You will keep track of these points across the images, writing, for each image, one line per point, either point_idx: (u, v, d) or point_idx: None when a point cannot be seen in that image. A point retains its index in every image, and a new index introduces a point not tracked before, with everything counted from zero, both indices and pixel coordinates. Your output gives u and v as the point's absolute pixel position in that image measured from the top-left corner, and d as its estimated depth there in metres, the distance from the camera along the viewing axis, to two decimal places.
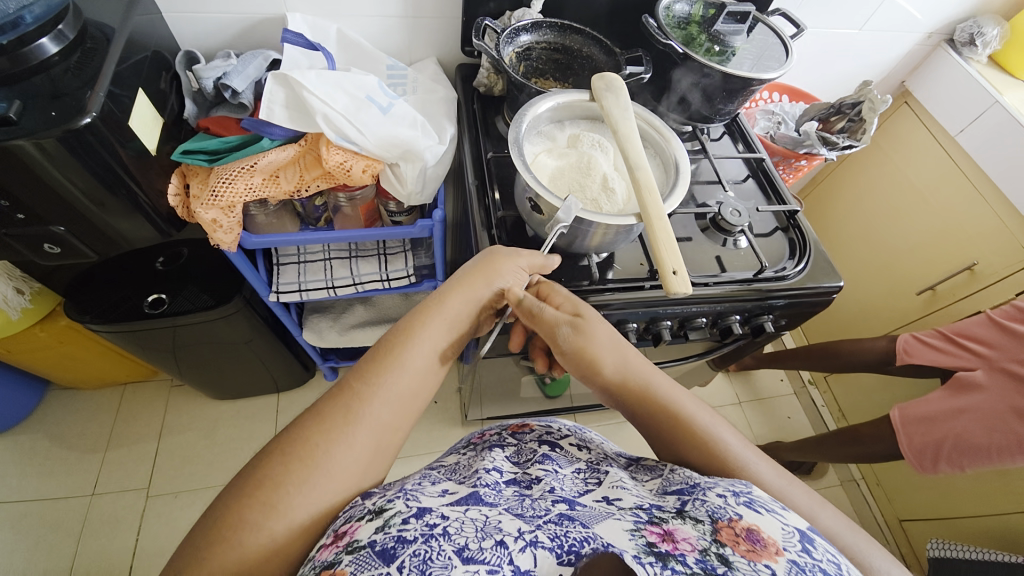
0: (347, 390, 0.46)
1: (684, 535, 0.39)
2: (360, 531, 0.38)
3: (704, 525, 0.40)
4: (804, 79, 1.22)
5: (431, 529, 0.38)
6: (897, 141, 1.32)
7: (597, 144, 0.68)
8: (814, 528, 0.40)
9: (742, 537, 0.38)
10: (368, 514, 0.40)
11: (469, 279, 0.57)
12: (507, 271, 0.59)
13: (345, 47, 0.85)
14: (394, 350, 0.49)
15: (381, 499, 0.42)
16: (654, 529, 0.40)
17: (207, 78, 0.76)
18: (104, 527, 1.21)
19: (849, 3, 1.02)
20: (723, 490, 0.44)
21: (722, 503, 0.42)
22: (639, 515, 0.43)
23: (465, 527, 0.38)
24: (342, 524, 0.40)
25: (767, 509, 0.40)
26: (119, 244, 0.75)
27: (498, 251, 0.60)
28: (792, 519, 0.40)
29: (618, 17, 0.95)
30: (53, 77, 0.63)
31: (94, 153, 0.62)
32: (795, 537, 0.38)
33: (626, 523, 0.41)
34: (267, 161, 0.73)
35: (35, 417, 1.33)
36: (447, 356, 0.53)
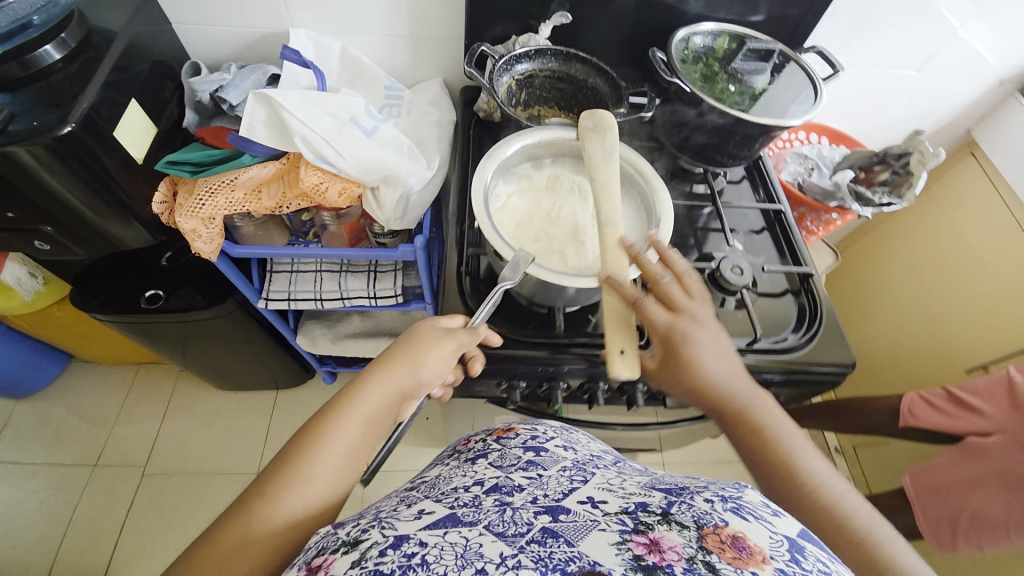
0: (245, 505, 0.41)
1: (670, 543, 0.36)
2: (336, 565, 0.36)
3: (689, 531, 0.37)
4: (852, 121, 1.10)
5: (409, 559, 0.35)
6: (957, 196, 1.17)
7: (578, 189, 0.63)
8: (807, 534, 0.36)
9: (730, 544, 0.35)
10: (344, 547, 0.38)
11: (388, 366, 0.49)
12: (435, 357, 0.51)
13: (347, 64, 0.85)
14: (301, 456, 0.44)
15: (356, 529, 0.40)
16: (640, 538, 0.37)
17: (202, 91, 0.78)
18: (99, 499, 1.25)
19: (902, 41, 0.91)
20: (712, 494, 0.41)
21: (709, 508, 0.39)
22: (624, 522, 0.39)
23: (445, 554, 0.36)
24: (315, 558, 0.38)
25: (755, 518, 0.38)
26: (106, 245, 0.77)
27: (427, 330, 0.53)
28: (781, 525, 0.37)
29: (636, 46, 0.89)
30: (51, 84, 0.65)
31: (79, 160, 0.64)
32: (784, 546, 0.35)
33: (611, 534, 0.38)
34: (247, 177, 0.73)
35: (55, 386, 1.40)
36: (367, 454, 0.47)
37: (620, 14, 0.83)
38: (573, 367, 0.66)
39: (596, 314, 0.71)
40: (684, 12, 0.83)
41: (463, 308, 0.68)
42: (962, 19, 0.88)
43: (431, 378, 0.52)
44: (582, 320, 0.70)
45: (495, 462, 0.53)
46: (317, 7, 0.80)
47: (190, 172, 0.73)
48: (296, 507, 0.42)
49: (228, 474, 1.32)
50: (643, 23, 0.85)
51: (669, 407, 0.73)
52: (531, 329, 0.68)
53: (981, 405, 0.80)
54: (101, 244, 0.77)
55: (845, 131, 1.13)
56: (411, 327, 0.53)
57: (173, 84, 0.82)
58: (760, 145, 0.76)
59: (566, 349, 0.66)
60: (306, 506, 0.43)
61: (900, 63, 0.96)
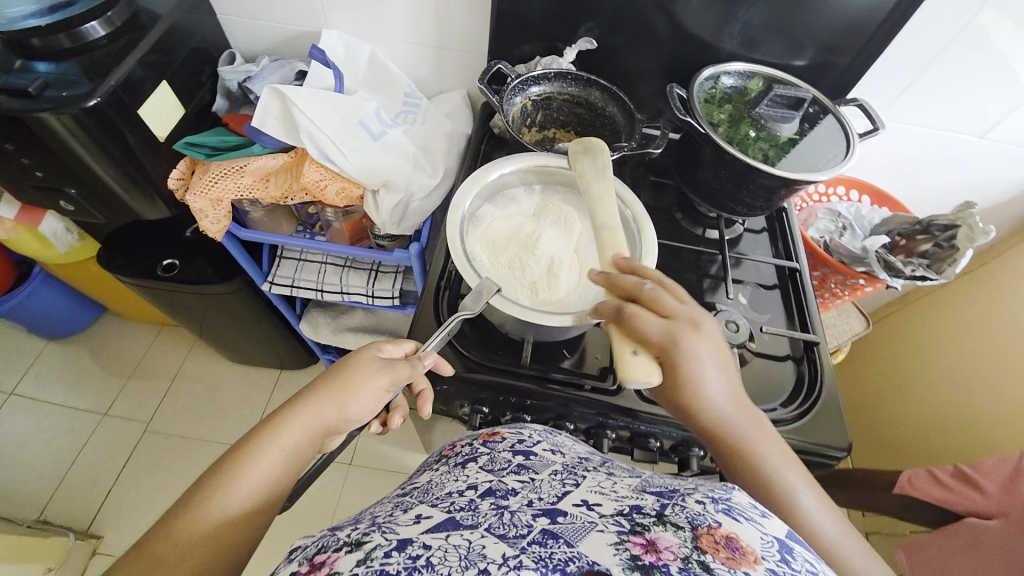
0: (144, 551, 0.38)
1: (666, 543, 0.35)
2: (341, 562, 0.35)
3: (684, 532, 0.36)
4: (900, 181, 1.01)
5: (414, 561, 0.34)
6: (1015, 279, 1.05)
7: (563, 219, 0.61)
8: (794, 535, 0.36)
9: (723, 544, 0.34)
10: (346, 545, 0.37)
11: (315, 399, 0.49)
12: (368, 390, 0.51)
13: (374, 68, 0.86)
14: (208, 494, 0.41)
15: (356, 532, 0.39)
16: (637, 538, 0.36)
17: (230, 80, 0.82)
18: (102, 446, 1.32)
19: (967, 102, 0.83)
20: (702, 495, 0.40)
21: (701, 509, 0.38)
22: (620, 523, 0.39)
23: (448, 555, 0.35)
24: (317, 554, 0.37)
25: (746, 518, 0.37)
26: (123, 212, 0.81)
27: (364, 361, 0.52)
28: (770, 525, 0.37)
29: (665, 79, 0.86)
30: (93, 58, 0.70)
31: (103, 132, 0.68)
32: (773, 547, 0.35)
33: (608, 535, 0.37)
34: (256, 165, 0.76)
35: (85, 334, 1.51)
36: (284, 488, 0.45)
37: (651, 44, 0.81)
38: (537, 402, 0.64)
39: (572, 351, 0.68)
40: (719, 49, 0.80)
41: (435, 322, 0.66)
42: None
43: (362, 413, 0.51)
44: (555, 355, 0.67)
45: (485, 466, 0.52)
46: (351, 11, 0.83)
47: (205, 154, 0.76)
48: (202, 549, 0.39)
49: (220, 443, 1.36)
50: (674, 57, 0.82)
51: (636, 459, 0.68)
52: (499, 355, 0.66)
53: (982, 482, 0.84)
54: (120, 210, 0.81)
55: (891, 191, 1.04)
56: (343, 359, 0.52)
57: (211, 70, 0.86)
58: (779, 198, 0.71)
59: (531, 382, 0.64)
60: (211, 549, 0.39)
61: (958, 126, 0.87)
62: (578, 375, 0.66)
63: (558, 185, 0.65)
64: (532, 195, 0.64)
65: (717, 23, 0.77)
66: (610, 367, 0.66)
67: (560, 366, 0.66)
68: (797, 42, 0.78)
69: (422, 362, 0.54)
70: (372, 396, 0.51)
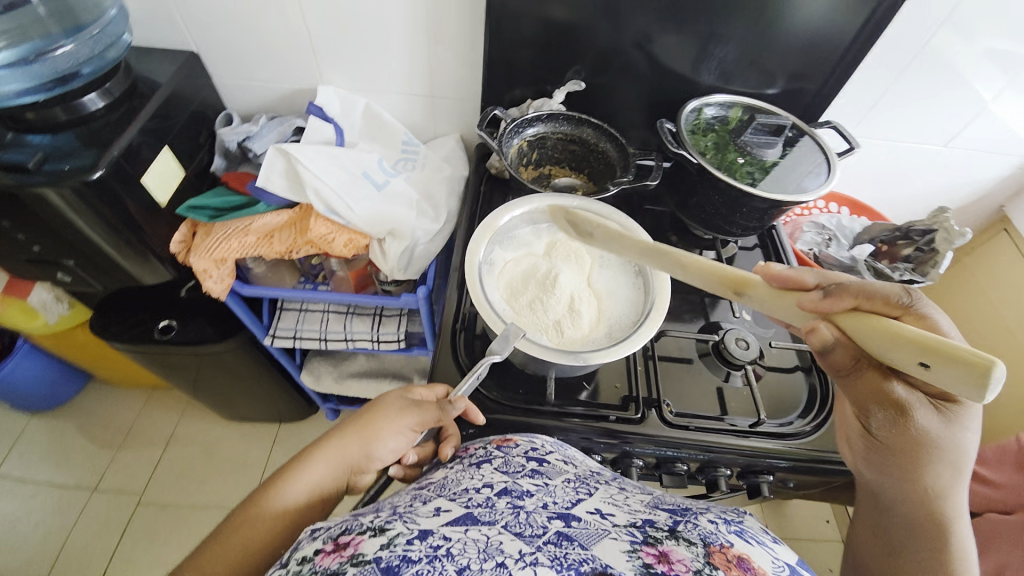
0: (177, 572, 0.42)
1: (678, 556, 0.39)
2: (364, 545, 0.35)
3: (697, 547, 0.40)
4: (878, 190, 1.07)
5: (435, 551, 0.35)
6: (992, 272, 1.11)
7: (575, 255, 0.63)
8: (802, 564, 0.42)
9: (736, 562, 0.39)
10: (369, 530, 0.38)
11: (342, 438, 0.53)
12: (390, 430, 0.54)
13: (369, 120, 0.89)
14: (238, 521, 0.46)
15: (377, 519, 0.40)
16: (649, 549, 0.40)
17: (230, 141, 0.84)
18: (96, 522, 1.25)
19: (929, 114, 0.90)
20: (715, 515, 0.47)
21: (715, 528, 0.44)
22: (633, 533, 0.42)
23: (468, 548, 0.36)
24: (340, 536, 0.38)
25: (758, 541, 0.43)
26: (123, 279, 0.80)
27: (389, 402, 0.56)
28: (781, 552, 0.42)
29: (649, 113, 0.90)
30: (90, 129, 0.71)
31: (104, 202, 0.68)
32: (784, 571, 0.40)
33: (621, 543, 0.40)
34: (261, 223, 0.77)
35: (72, 405, 1.44)
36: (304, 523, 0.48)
37: (635, 82, 0.85)
38: (563, 437, 0.64)
39: (592, 380, 0.69)
40: (698, 83, 0.85)
41: (454, 365, 0.67)
42: (994, 95, 0.86)
43: (386, 452, 0.55)
44: (577, 387, 0.68)
45: (500, 467, 0.51)
46: (346, 67, 0.85)
47: (209, 216, 0.78)
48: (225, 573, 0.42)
49: (220, 508, 1.29)
50: (656, 92, 0.87)
51: (666, 484, 0.68)
52: (520, 394, 0.66)
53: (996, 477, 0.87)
54: (117, 276, 0.80)
55: (870, 200, 1.10)
56: (370, 400, 0.57)
57: (208, 132, 0.88)
58: (770, 218, 0.74)
59: (556, 419, 0.64)
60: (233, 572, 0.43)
61: (925, 137, 0.94)
62: (601, 406, 0.66)
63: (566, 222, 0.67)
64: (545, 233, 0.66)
65: (695, 58, 0.82)
66: (632, 394, 0.67)
67: (583, 398, 0.67)
68: (771, 71, 0.83)
69: (453, 407, 0.55)
70: (392, 436, 0.54)
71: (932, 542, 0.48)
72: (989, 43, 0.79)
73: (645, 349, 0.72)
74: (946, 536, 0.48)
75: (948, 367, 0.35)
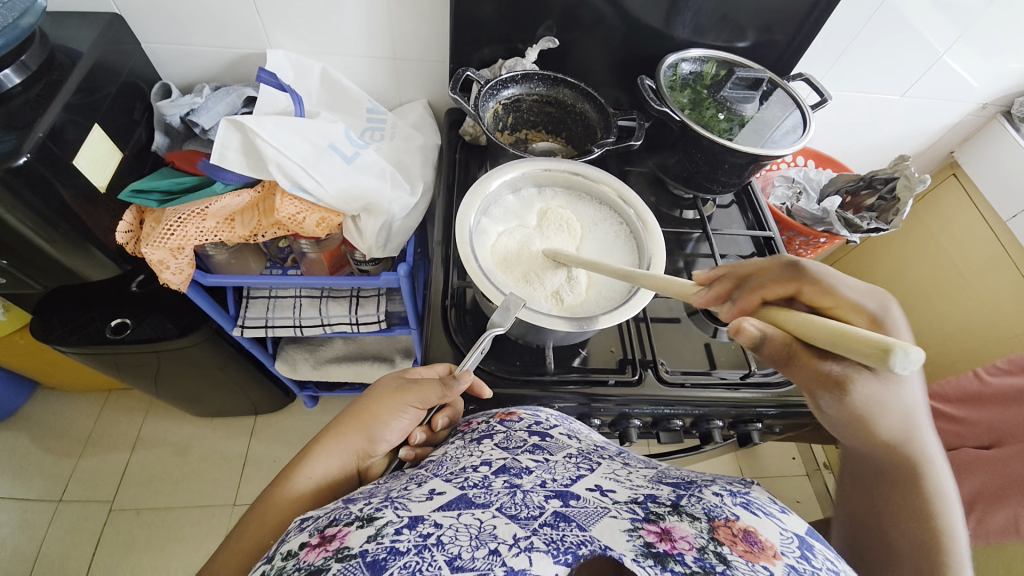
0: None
1: (681, 532, 0.34)
2: (351, 537, 0.33)
3: (700, 522, 0.35)
4: (841, 141, 1.10)
5: (425, 540, 0.33)
6: (941, 217, 1.18)
7: (567, 225, 0.62)
8: (814, 533, 0.35)
9: (741, 537, 0.33)
10: (358, 520, 0.35)
11: (344, 427, 0.52)
12: (391, 413, 0.53)
13: (328, 86, 0.82)
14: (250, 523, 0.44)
15: (368, 506, 0.37)
16: (650, 527, 0.35)
17: (172, 115, 0.75)
18: (65, 534, 1.17)
19: (891, 65, 0.92)
20: (720, 487, 0.39)
21: (719, 501, 0.37)
22: (634, 510, 0.37)
23: (460, 535, 0.34)
24: (327, 527, 0.35)
25: (765, 513, 0.36)
26: (67, 276, 0.73)
27: (384, 385, 0.54)
28: (790, 522, 0.35)
29: (624, 70, 0.87)
30: (8, 109, 0.61)
31: (33, 191, 0.59)
32: (794, 544, 0.33)
33: (622, 522, 0.36)
34: (220, 206, 0.71)
35: (21, 415, 1.33)
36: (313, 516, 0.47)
37: (609, 37, 0.82)
38: (564, 406, 0.63)
39: (586, 347, 0.69)
40: (673, 37, 0.82)
41: (448, 342, 0.65)
42: (948, 44, 0.89)
43: (390, 433, 0.53)
44: (571, 355, 0.68)
45: (500, 443, 0.47)
46: (296, 28, 0.77)
47: (158, 200, 0.71)
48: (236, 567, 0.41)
49: (200, 506, 1.24)
50: (630, 48, 0.84)
51: (662, 441, 0.71)
52: (518, 366, 0.65)
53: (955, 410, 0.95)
54: (61, 274, 0.73)
55: (832, 152, 1.14)
56: (369, 386, 0.56)
57: (142, 105, 0.78)
58: (749, 173, 0.74)
59: (556, 388, 0.63)
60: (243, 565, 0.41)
61: (884, 88, 0.96)
62: (599, 371, 0.66)
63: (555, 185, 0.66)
64: (533, 202, 0.65)
65: (668, 12, 0.79)
66: (627, 357, 0.67)
67: (578, 364, 0.67)
68: (743, 24, 0.82)
69: (457, 382, 0.51)
70: (394, 419, 0.53)
71: (909, 502, 0.43)
72: None
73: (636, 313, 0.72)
74: (921, 492, 0.43)
75: (861, 355, 0.30)
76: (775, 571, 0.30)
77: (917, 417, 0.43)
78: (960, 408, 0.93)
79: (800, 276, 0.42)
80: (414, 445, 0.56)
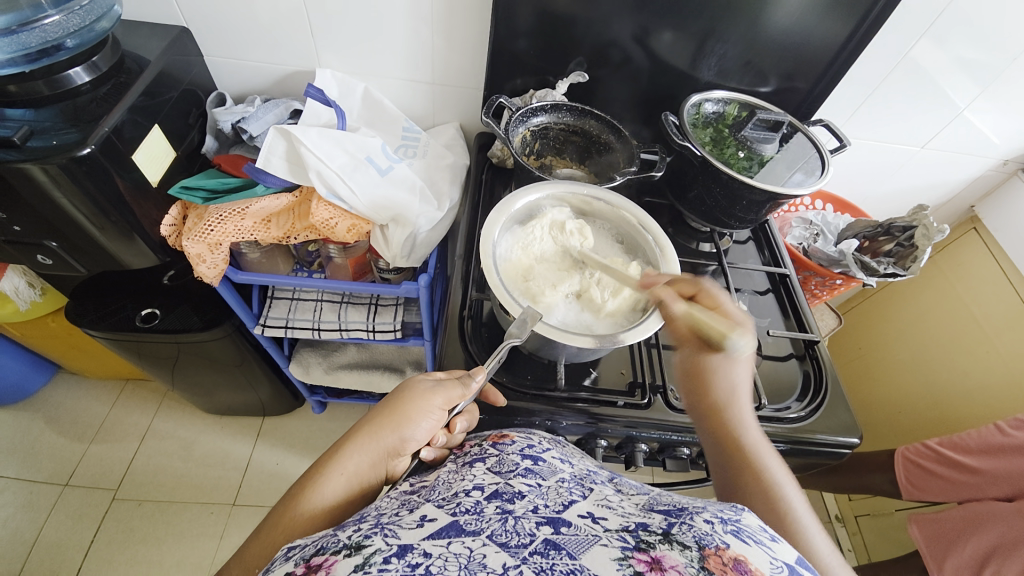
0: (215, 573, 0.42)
1: (671, 561, 0.33)
2: (338, 567, 0.31)
3: (691, 551, 0.34)
4: (861, 187, 1.12)
5: (413, 570, 0.31)
6: (961, 269, 1.18)
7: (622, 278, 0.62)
8: (804, 562, 0.34)
9: (730, 566, 0.32)
10: (345, 549, 0.33)
11: (375, 424, 0.51)
12: (422, 412, 0.52)
13: (368, 104, 0.87)
14: (279, 518, 0.44)
15: (357, 533, 0.35)
16: (642, 555, 0.33)
17: (225, 121, 0.80)
18: (66, 520, 1.19)
19: (911, 118, 0.95)
20: (711, 515, 0.38)
21: (709, 529, 0.36)
22: (625, 538, 0.35)
23: (449, 565, 0.31)
24: (313, 556, 0.33)
25: (755, 541, 0.35)
26: (111, 261, 0.77)
27: (414, 384, 0.54)
28: (780, 551, 0.35)
29: (649, 106, 0.91)
30: (76, 104, 0.68)
31: (93, 180, 0.64)
32: (782, 573, 0.33)
33: (612, 550, 0.34)
34: (259, 207, 0.75)
35: (39, 398, 1.37)
36: (339, 516, 0.46)
37: (636, 75, 0.86)
38: (570, 424, 0.64)
39: (597, 368, 0.70)
40: (698, 78, 0.86)
41: (462, 351, 0.66)
42: (968, 101, 0.91)
43: (420, 433, 0.53)
44: (582, 374, 0.69)
45: (493, 467, 0.46)
46: (345, 50, 0.83)
47: (203, 198, 0.75)
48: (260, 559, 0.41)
49: (200, 503, 1.24)
50: (656, 86, 0.88)
51: (668, 469, 0.70)
52: (529, 380, 0.66)
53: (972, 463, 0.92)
54: (104, 260, 0.77)
55: (851, 198, 1.16)
56: (399, 382, 0.55)
57: (199, 112, 0.85)
58: (767, 211, 0.76)
59: (564, 404, 0.64)
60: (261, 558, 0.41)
61: (904, 139, 0.99)
62: (609, 393, 0.67)
63: (587, 213, 0.70)
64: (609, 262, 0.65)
65: (694, 55, 0.83)
66: (638, 381, 0.68)
67: (588, 384, 0.68)
68: (766, 70, 0.85)
69: (474, 381, 0.54)
70: (425, 419, 0.52)
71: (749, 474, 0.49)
72: (960, 50, 0.84)
73: (649, 339, 0.73)
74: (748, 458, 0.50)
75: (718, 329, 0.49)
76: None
77: (741, 392, 0.52)
78: (978, 459, 0.92)
79: (699, 281, 0.54)
80: (435, 447, 0.55)
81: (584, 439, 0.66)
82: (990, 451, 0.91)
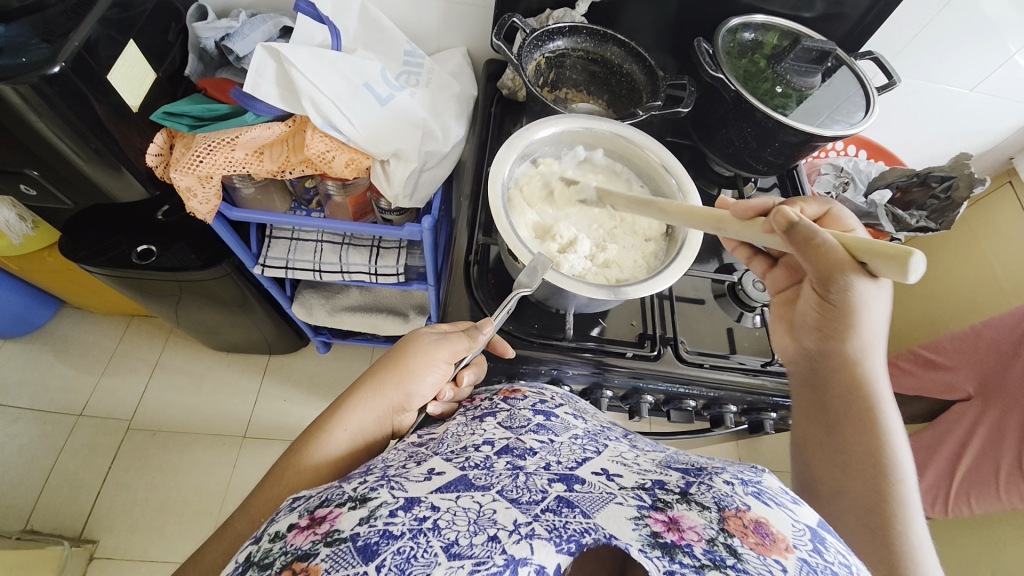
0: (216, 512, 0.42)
1: (689, 522, 0.32)
2: (343, 519, 0.30)
3: (709, 512, 0.32)
4: (897, 132, 1.04)
5: (421, 524, 0.30)
6: (992, 225, 1.12)
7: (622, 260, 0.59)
8: (827, 526, 0.32)
9: (751, 528, 0.31)
10: (350, 501, 0.31)
11: (380, 378, 0.49)
12: (427, 367, 0.50)
13: (365, 23, 0.78)
14: (282, 475, 0.43)
15: (363, 485, 0.33)
16: (658, 515, 0.32)
17: (207, 38, 0.73)
18: (84, 447, 1.23)
19: (969, 56, 0.85)
20: (731, 475, 0.35)
21: (730, 490, 0.34)
22: (641, 496, 0.34)
23: (458, 519, 0.30)
24: (318, 507, 0.31)
25: (777, 503, 0.33)
26: (99, 194, 0.74)
27: (418, 337, 0.52)
28: (803, 513, 0.32)
29: (678, 33, 0.82)
30: (45, 17, 0.60)
31: (68, 102, 0.59)
32: (805, 536, 0.31)
33: (627, 509, 0.33)
34: (249, 137, 0.70)
35: (46, 331, 1.38)
36: (346, 471, 0.45)
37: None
38: (576, 373, 0.63)
39: (606, 318, 0.67)
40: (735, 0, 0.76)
41: (467, 298, 0.64)
42: (1020, 44, 0.83)
43: (425, 388, 0.51)
44: (592, 324, 0.66)
45: (504, 422, 0.44)
46: None
47: (188, 125, 0.70)
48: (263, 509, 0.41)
49: (212, 435, 1.28)
50: (688, 9, 0.78)
51: (672, 420, 0.70)
52: (536, 329, 0.64)
53: (942, 360, 1.01)
54: (92, 193, 0.73)
55: (888, 144, 1.07)
56: (406, 332, 0.53)
57: (178, 27, 0.77)
58: (800, 154, 0.70)
59: (571, 354, 0.62)
60: (262, 509, 0.41)
61: (956, 80, 0.90)
62: (618, 344, 0.65)
63: (603, 150, 0.65)
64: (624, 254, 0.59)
65: None
66: (648, 333, 0.65)
67: (598, 335, 0.66)
68: None
69: (481, 333, 0.52)
70: (432, 375, 0.51)
71: (866, 423, 0.47)
72: None
73: (661, 290, 0.69)
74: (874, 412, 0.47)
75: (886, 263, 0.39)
76: (788, 567, 0.28)
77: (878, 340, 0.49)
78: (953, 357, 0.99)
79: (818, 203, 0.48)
80: (442, 401, 0.54)
81: (589, 389, 0.66)
82: (964, 350, 0.98)
